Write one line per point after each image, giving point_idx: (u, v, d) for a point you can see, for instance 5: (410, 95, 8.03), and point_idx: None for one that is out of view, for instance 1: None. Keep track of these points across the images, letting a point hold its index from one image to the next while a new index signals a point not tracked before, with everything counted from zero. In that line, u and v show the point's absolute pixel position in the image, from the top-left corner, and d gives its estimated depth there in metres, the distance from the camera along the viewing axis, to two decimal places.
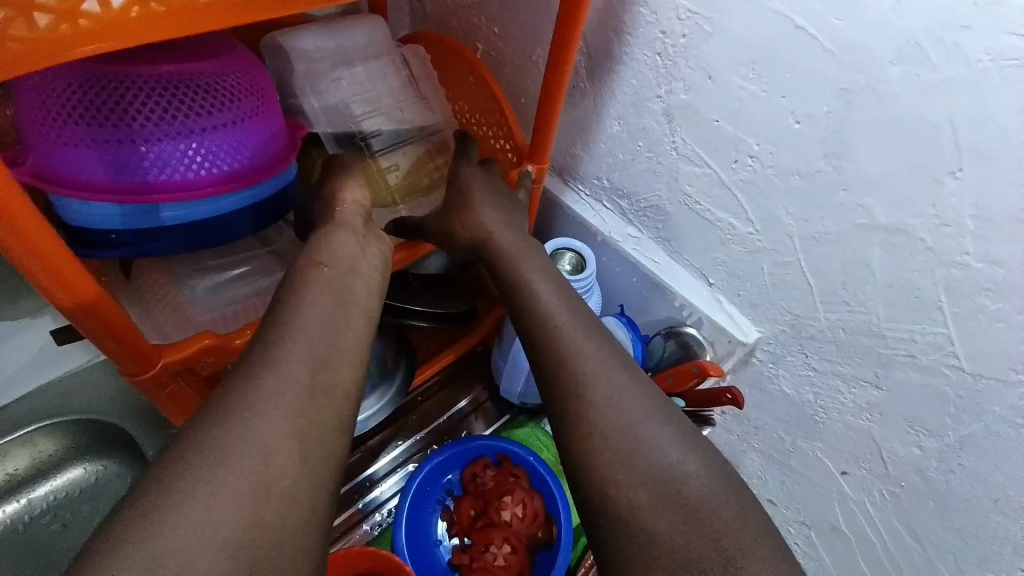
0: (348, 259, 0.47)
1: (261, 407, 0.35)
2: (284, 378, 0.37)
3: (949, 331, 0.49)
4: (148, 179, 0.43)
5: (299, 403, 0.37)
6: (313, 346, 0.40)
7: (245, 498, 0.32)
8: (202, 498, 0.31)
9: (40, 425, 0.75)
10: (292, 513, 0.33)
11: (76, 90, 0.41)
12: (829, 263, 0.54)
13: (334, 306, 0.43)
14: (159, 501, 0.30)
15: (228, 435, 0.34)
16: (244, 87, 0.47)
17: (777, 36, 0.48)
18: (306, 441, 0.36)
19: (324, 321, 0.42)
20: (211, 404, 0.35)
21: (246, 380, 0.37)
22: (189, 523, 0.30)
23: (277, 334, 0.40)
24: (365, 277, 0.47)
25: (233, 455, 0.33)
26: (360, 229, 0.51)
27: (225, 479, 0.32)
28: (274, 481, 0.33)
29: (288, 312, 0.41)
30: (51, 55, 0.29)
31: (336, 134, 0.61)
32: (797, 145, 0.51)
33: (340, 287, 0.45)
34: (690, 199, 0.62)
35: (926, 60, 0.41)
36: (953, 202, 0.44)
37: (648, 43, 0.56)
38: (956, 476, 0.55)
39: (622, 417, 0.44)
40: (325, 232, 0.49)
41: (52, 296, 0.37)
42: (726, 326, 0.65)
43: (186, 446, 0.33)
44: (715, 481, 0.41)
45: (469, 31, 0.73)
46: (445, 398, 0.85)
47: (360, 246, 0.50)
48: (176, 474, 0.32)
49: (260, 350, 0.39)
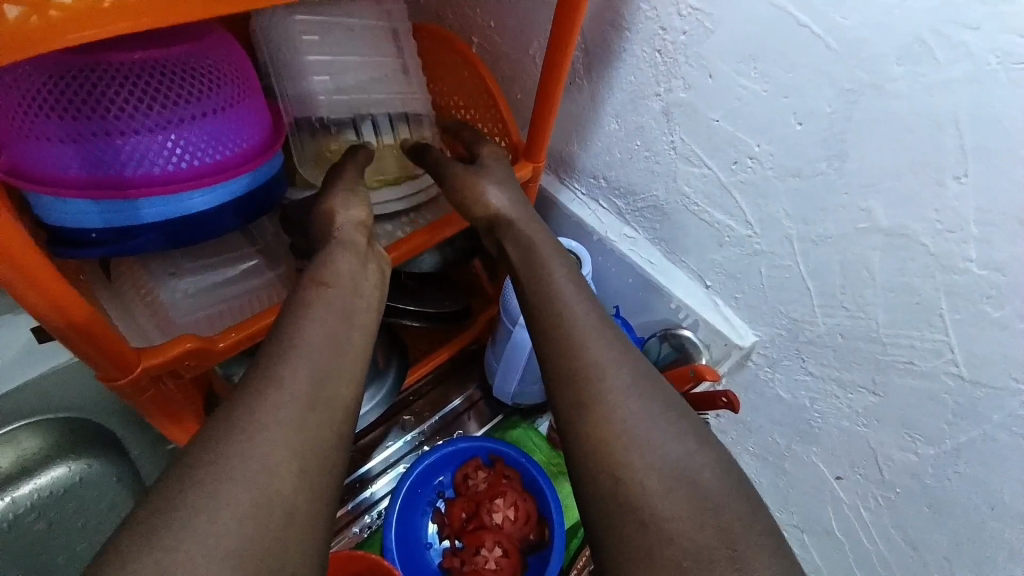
0: (350, 277, 0.44)
1: (253, 422, 0.34)
2: (284, 391, 0.36)
3: (949, 338, 0.48)
4: (126, 173, 0.41)
5: (299, 421, 0.35)
6: (312, 354, 0.38)
7: (238, 508, 0.31)
8: (204, 517, 0.30)
9: (21, 425, 0.72)
10: (291, 533, 0.32)
11: (48, 82, 0.39)
12: (827, 266, 0.53)
13: (338, 323, 0.41)
14: (145, 517, 0.29)
15: (219, 450, 0.32)
16: (223, 74, 0.46)
17: (778, 33, 0.46)
18: (304, 460, 0.34)
19: (327, 337, 0.40)
20: (207, 427, 0.34)
21: (241, 400, 0.35)
22: (180, 535, 0.29)
23: (278, 353, 0.38)
24: (368, 299, 0.45)
25: (221, 467, 0.32)
26: (362, 247, 0.47)
27: (221, 500, 0.31)
28: (268, 498, 0.32)
29: (288, 332, 0.39)
30: (25, 49, 0.28)
31: (299, 122, 0.60)
32: (798, 144, 0.50)
33: (346, 309, 0.42)
34: (688, 199, 0.61)
35: (931, 60, 0.40)
36: (955, 206, 0.43)
37: (648, 39, 0.55)
38: (953, 482, 0.54)
39: (626, 417, 0.42)
40: (327, 251, 0.46)
41: (24, 299, 0.36)
42: (723, 329, 0.64)
43: (180, 458, 0.32)
44: (718, 482, 0.39)
45: (464, 24, 0.72)
46: (437, 397, 0.84)
47: (361, 263, 0.46)
48: (164, 488, 0.31)
49: (261, 368, 0.37)
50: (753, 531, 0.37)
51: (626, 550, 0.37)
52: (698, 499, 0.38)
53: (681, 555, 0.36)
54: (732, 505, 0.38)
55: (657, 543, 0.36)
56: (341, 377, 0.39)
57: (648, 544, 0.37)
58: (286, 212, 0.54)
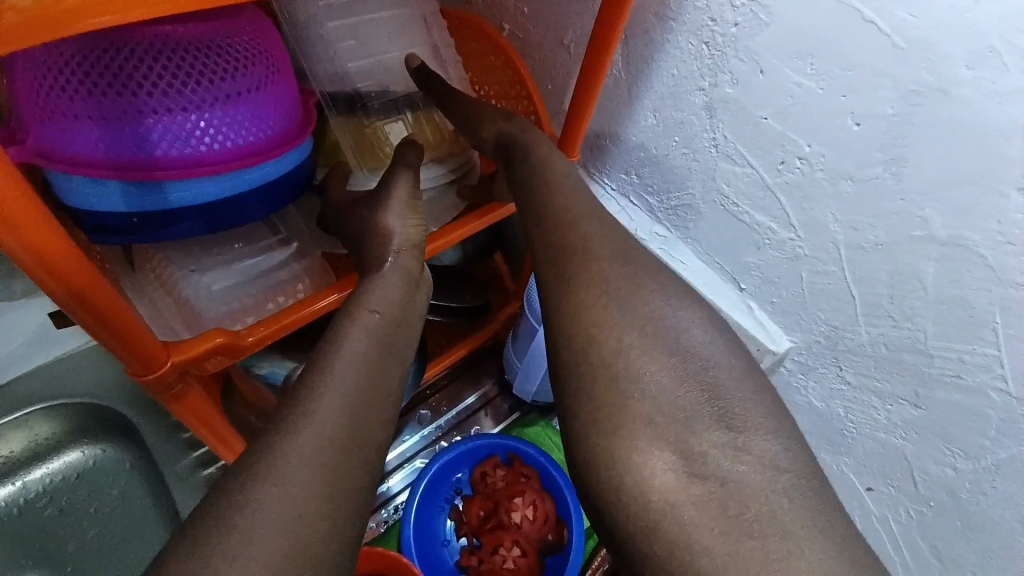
0: (401, 307, 0.42)
1: (290, 445, 0.32)
2: (324, 417, 0.34)
3: (1000, 353, 0.46)
4: (171, 154, 0.40)
5: (336, 446, 0.33)
6: (357, 373, 0.37)
7: (282, 529, 0.30)
8: (239, 558, 0.28)
9: (41, 406, 0.73)
10: (325, 556, 0.30)
11: (81, 61, 0.37)
12: (874, 272, 0.51)
13: (381, 352, 0.39)
14: (192, 544, 0.29)
15: (257, 476, 0.31)
16: (253, 51, 0.44)
17: (837, 28, 0.44)
18: (337, 475, 0.33)
19: (371, 353, 0.38)
20: (246, 458, 0.33)
21: (279, 429, 0.33)
22: (232, 554, 0.28)
23: (315, 379, 0.36)
24: (412, 324, 0.43)
25: (259, 505, 0.30)
26: (415, 273, 0.46)
27: (261, 529, 0.29)
28: (304, 522, 0.30)
29: (330, 360, 0.37)
30: (48, 31, 0.25)
31: (335, 98, 0.55)
32: (853, 147, 0.48)
33: (392, 337, 0.40)
34: (726, 199, 0.59)
35: (1002, 66, 0.38)
36: (1017, 218, 0.41)
37: (695, 31, 0.52)
38: (988, 498, 0.52)
39: (624, 303, 0.40)
40: (376, 276, 0.44)
41: (63, 296, 0.35)
42: (757, 335, 0.62)
43: (229, 480, 0.32)
44: (745, 398, 0.37)
45: (496, 11, 0.69)
46: (453, 392, 0.83)
47: (411, 291, 0.44)
48: (204, 522, 0.30)
49: (301, 395, 0.35)
50: (749, 403, 0.37)
51: (620, 425, 0.36)
52: (696, 377, 0.38)
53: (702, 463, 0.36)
54: (732, 373, 0.38)
55: (647, 413, 0.36)
56: (374, 381, 0.37)
57: (646, 419, 0.36)
58: (328, 215, 0.53)
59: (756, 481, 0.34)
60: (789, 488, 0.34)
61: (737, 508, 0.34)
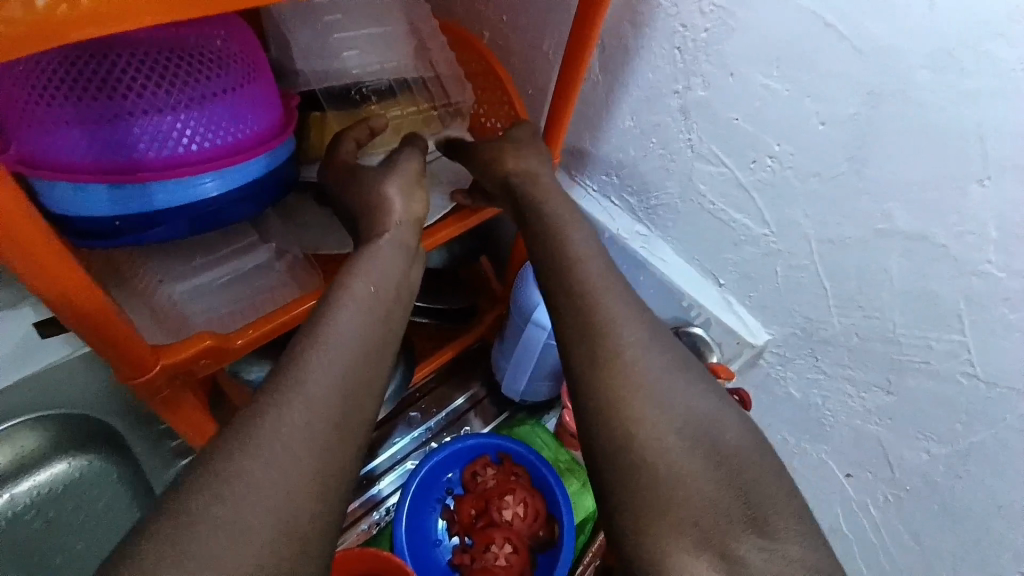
0: (393, 284, 0.44)
1: (279, 426, 0.33)
2: (314, 395, 0.35)
3: (965, 339, 0.48)
4: (149, 155, 0.41)
5: (326, 428, 0.34)
6: (346, 350, 0.38)
7: (274, 504, 0.31)
8: (228, 533, 0.29)
9: (26, 419, 0.71)
10: (314, 534, 0.31)
11: (60, 71, 0.39)
12: (845, 267, 0.53)
13: (371, 327, 0.40)
14: (177, 510, 0.29)
15: (245, 448, 0.32)
16: (230, 55, 0.45)
17: (804, 34, 0.46)
18: (328, 461, 0.33)
19: (358, 332, 0.39)
20: (232, 428, 0.33)
21: (268, 402, 0.34)
22: (221, 525, 0.29)
23: (304, 355, 0.37)
24: (405, 300, 0.44)
25: (248, 478, 0.31)
26: (411, 250, 0.47)
27: (253, 505, 0.30)
28: (293, 498, 0.31)
29: (322, 334, 0.38)
30: (43, 39, 0.26)
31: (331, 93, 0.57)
32: (821, 146, 0.50)
33: (382, 316, 0.42)
34: (703, 198, 0.61)
35: (960, 67, 0.40)
36: (978, 211, 0.43)
37: (667, 37, 0.54)
38: (962, 481, 0.54)
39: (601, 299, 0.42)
40: (368, 250, 0.45)
41: (45, 292, 0.35)
42: (737, 328, 0.65)
43: (216, 449, 0.32)
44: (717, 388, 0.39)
45: (476, 18, 0.71)
46: (442, 394, 0.84)
47: (405, 268, 0.46)
48: (189, 490, 0.30)
49: (290, 367, 0.36)
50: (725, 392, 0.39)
51: (609, 410, 0.38)
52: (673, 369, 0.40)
53: (713, 518, 0.34)
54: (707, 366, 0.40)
55: (641, 407, 0.38)
56: (369, 365, 0.39)
57: (626, 409, 0.38)
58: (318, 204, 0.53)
59: (732, 491, 0.35)
60: (763, 483, 0.36)
61: (744, 554, 0.33)
